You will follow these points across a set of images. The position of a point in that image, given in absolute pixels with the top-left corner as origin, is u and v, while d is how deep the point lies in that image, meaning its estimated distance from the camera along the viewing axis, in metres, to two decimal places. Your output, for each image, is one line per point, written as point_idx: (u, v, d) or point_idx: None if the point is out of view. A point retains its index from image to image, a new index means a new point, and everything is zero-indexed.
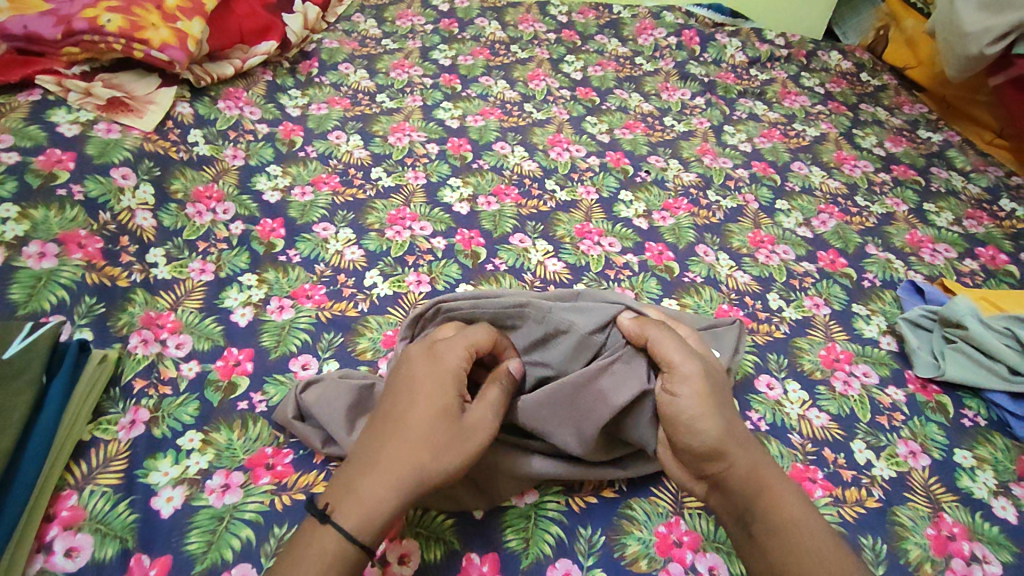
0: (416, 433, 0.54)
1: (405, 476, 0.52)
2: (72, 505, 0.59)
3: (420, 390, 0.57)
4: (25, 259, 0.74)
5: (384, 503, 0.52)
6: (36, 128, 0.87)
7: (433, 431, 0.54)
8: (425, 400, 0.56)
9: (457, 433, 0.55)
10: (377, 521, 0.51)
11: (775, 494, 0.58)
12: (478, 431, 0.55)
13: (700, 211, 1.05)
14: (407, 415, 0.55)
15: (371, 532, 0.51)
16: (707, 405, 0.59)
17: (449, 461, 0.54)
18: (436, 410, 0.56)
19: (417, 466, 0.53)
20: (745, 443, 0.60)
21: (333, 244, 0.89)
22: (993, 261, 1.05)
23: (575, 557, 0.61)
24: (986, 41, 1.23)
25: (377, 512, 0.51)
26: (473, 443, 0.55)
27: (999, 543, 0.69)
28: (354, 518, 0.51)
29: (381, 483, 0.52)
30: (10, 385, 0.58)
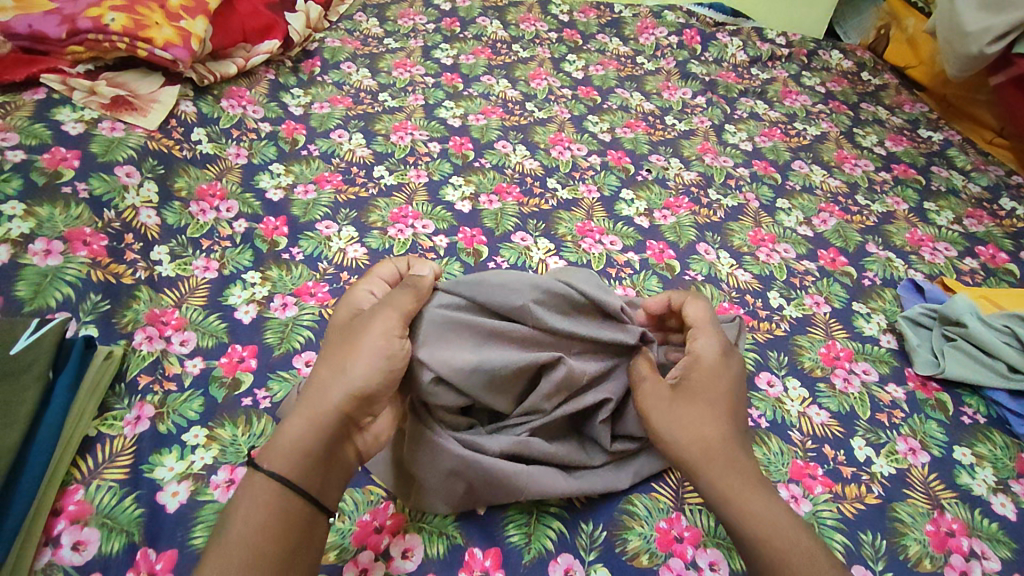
0: (322, 361, 0.60)
1: (311, 398, 0.57)
2: (79, 500, 0.59)
3: (330, 333, 0.63)
4: (31, 256, 0.75)
5: (296, 428, 0.55)
6: (41, 127, 0.88)
7: (332, 352, 0.60)
8: (332, 337, 0.62)
9: (350, 342, 0.59)
10: (289, 445, 0.55)
11: (755, 511, 0.56)
12: (367, 333, 0.59)
13: (701, 210, 1.05)
14: (321, 355, 0.61)
15: (286, 456, 0.54)
16: (672, 427, 0.60)
17: (347, 365, 0.57)
18: (337, 340, 0.61)
19: (320, 388, 0.57)
20: (722, 462, 0.59)
21: (335, 242, 0.89)
22: (994, 260, 1.06)
23: (577, 552, 0.62)
24: (986, 41, 1.24)
25: (290, 437, 0.55)
26: (366, 343, 0.58)
27: (999, 539, 0.69)
28: (273, 450, 0.55)
29: (296, 414, 0.56)
30: (18, 380, 0.59)
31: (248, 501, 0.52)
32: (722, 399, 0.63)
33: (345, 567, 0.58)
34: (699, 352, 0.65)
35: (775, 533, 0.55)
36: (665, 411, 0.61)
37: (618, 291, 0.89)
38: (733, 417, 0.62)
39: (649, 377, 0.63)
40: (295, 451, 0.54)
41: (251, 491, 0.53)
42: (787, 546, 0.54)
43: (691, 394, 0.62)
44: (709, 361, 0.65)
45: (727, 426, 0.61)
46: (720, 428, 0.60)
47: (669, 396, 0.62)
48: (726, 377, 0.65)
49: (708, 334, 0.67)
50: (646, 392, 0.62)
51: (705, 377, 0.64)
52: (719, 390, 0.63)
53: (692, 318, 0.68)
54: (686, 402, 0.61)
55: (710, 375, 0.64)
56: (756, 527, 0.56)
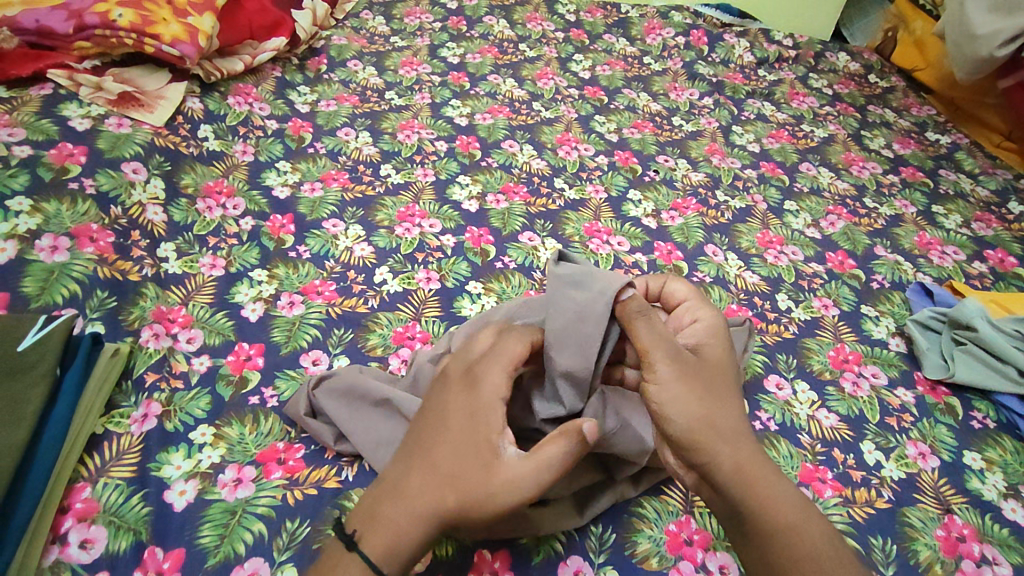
0: (438, 462, 0.53)
1: (425, 510, 0.51)
2: (86, 497, 0.59)
3: (456, 422, 0.54)
4: (38, 252, 0.74)
5: (405, 535, 0.51)
6: (47, 122, 0.87)
7: (463, 466, 0.52)
8: (457, 434, 0.53)
9: (488, 477, 0.50)
10: (399, 551, 0.51)
11: (769, 492, 0.53)
12: (515, 484, 0.49)
13: (709, 211, 1.05)
14: (439, 444, 0.54)
15: (392, 564, 0.51)
16: (683, 400, 0.55)
17: (480, 501, 0.50)
18: (467, 451, 0.52)
19: (440, 506, 0.51)
20: (733, 437, 0.55)
21: (342, 241, 0.89)
22: (1002, 264, 1.05)
23: (586, 555, 0.61)
24: (997, 44, 1.24)
25: (401, 544, 0.51)
26: (510, 494, 0.49)
27: (1009, 545, 0.69)
28: (377, 546, 0.51)
29: (406, 516, 0.51)
30: (25, 377, 0.59)
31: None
32: (727, 375, 0.59)
33: None
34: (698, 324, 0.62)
35: (791, 516, 0.52)
36: (675, 383, 0.55)
37: None
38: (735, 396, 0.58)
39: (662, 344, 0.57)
40: (398, 554, 0.51)
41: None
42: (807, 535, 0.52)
43: (699, 364, 0.58)
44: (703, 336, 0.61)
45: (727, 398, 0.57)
46: (728, 405, 0.57)
47: (678, 372, 0.56)
48: (724, 352, 0.61)
49: (699, 307, 0.64)
50: (660, 356, 0.56)
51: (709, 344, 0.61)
52: (720, 365, 0.59)
53: (679, 296, 0.66)
54: (692, 375, 0.57)
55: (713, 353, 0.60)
56: (773, 511, 0.52)
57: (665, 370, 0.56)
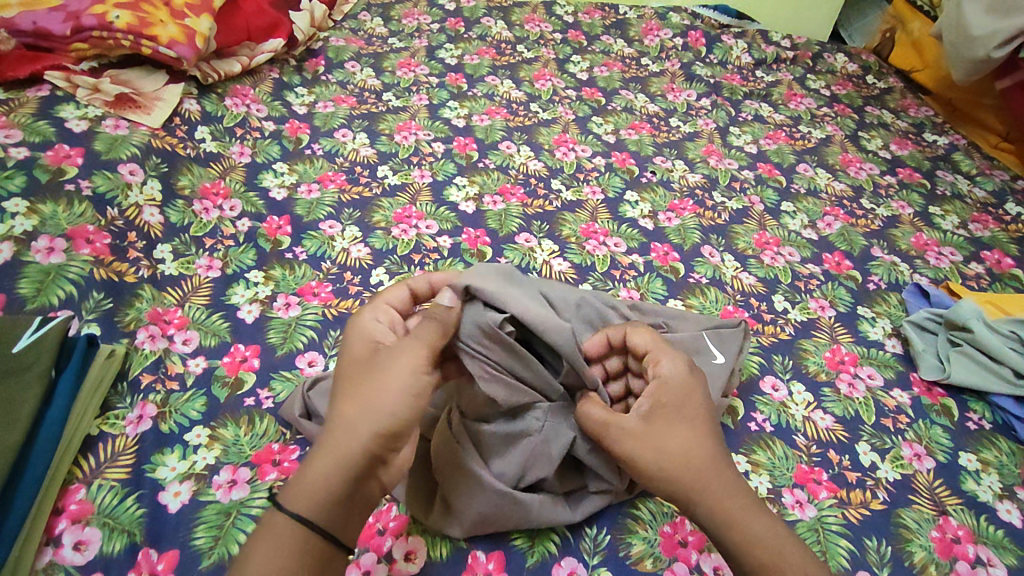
0: (343, 397, 0.54)
1: (336, 438, 0.52)
2: (80, 499, 0.59)
3: (347, 362, 0.57)
4: (34, 253, 0.74)
5: (320, 470, 0.50)
6: (44, 124, 0.88)
7: (355, 383, 0.54)
8: (348, 368, 0.57)
9: (374, 377, 0.54)
10: (317, 486, 0.50)
11: (751, 538, 0.53)
12: (394, 365, 0.54)
13: (706, 212, 1.05)
14: (338, 383, 0.56)
15: (310, 496, 0.50)
16: (650, 462, 0.55)
17: (375, 399, 0.52)
18: (355, 371, 0.55)
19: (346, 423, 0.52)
20: (705, 492, 0.54)
21: (339, 242, 0.89)
22: (999, 265, 1.05)
23: (580, 556, 0.61)
24: (993, 45, 1.24)
25: (316, 475, 0.50)
26: (394, 376, 0.53)
27: (1004, 546, 0.69)
28: (292, 485, 0.50)
29: (321, 457, 0.51)
30: (21, 378, 0.59)
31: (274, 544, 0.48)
32: (701, 421, 0.58)
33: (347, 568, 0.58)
34: (664, 373, 0.60)
35: (775, 559, 0.52)
36: (640, 442, 0.56)
37: (622, 293, 0.89)
38: (714, 437, 0.58)
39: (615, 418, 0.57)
40: (318, 483, 0.50)
41: (270, 527, 0.49)
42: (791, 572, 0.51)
43: (667, 417, 0.57)
44: (674, 380, 0.59)
45: (703, 450, 0.56)
46: (701, 454, 0.56)
47: (644, 428, 0.57)
48: (699, 395, 0.60)
49: (668, 352, 0.61)
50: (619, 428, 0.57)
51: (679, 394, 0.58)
52: (693, 414, 0.58)
53: (641, 346, 0.62)
54: (659, 429, 0.56)
55: (685, 396, 0.59)
56: (754, 555, 0.52)
57: (627, 441, 0.56)
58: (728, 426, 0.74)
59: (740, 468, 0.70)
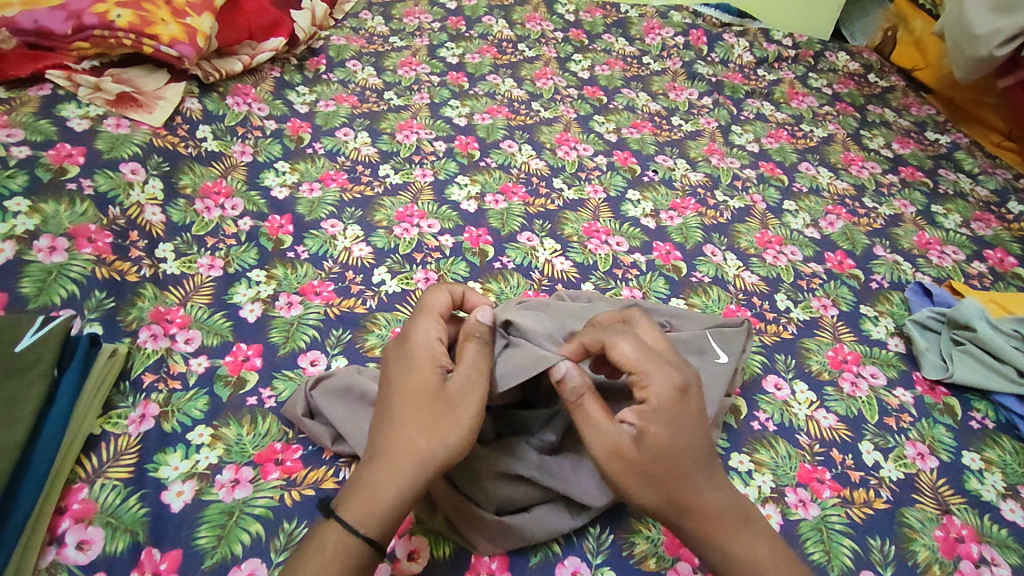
0: (405, 416, 0.54)
1: (404, 462, 0.52)
2: (83, 498, 0.59)
3: (401, 375, 0.57)
4: (36, 253, 0.74)
5: (389, 494, 0.51)
6: (46, 123, 0.88)
7: (423, 409, 0.54)
8: (406, 384, 0.56)
9: (445, 407, 0.55)
10: (385, 507, 0.51)
11: (741, 560, 0.54)
12: (464, 398, 0.55)
13: (708, 211, 1.05)
14: (393, 402, 0.56)
15: (379, 522, 0.50)
16: (643, 485, 0.53)
17: (447, 430, 0.53)
18: (418, 392, 0.55)
19: (415, 451, 0.53)
20: (699, 513, 0.54)
21: (341, 241, 0.89)
22: (1002, 263, 1.05)
23: (584, 555, 0.61)
24: (997, 43, 1.23)
25: (385, 500, 0.51)
26: (465, 410, 0.55)
27: (1008, 545, 0.69)
28: (360, 509, 0.50)
29: (388, 478, 0.52)
30: (23, 377, 0.59)
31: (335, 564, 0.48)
32: (691, 443, 0.55)
33: None
34: (652, 403, 0.55)
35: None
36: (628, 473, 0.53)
37: (624, 292, 0.89)
38: (703, 454, 0.55)
39: (606, 432, 0.54)
40: (388, 511, 0.51)
41: (334, 549, 0.49)
42: None
43: (665, 438, 0.54)
44: (669, 398, 0.55)
45: (696, 468, 0.54)
46: (697, 477, 0.54)
47: (639, 453, 0.54)
48: (687, 411, 0.56)
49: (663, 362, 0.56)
50: (611, 441, 0.54)
51: (675, 413, 0.55)
52: (689, 431, 0.55)
53: (625, 360, 0.56)
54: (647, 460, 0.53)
55: (678, 416, 0.55)
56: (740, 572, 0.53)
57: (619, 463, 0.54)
58: (730, 425, 0.74)
59: (743, 467, 0.70)
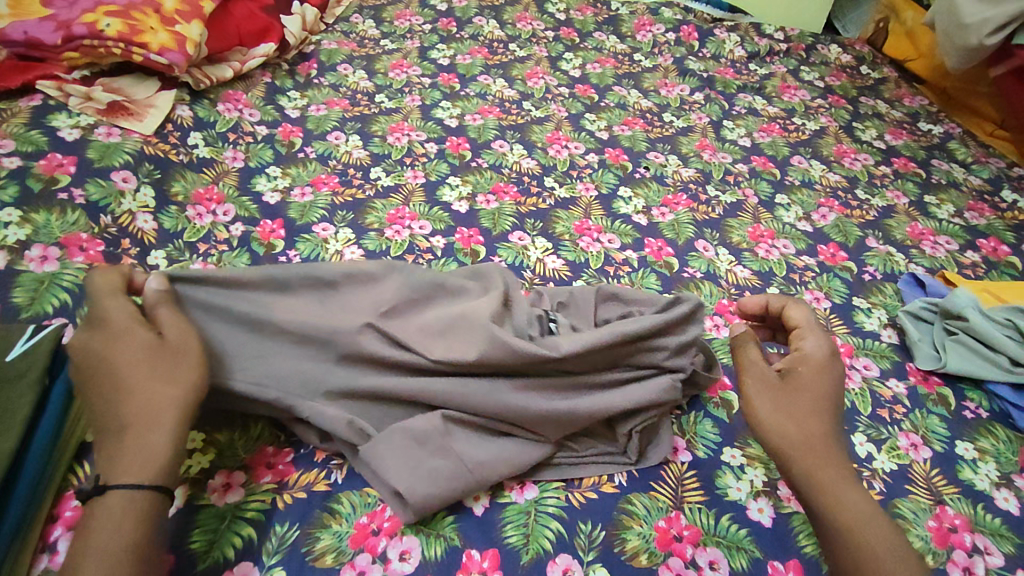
0: (135, 381, 0.55)
1: (157, 411, 0.54)
2: (76, 506, 0.59)
3: (117, 352, 0.57)
4: (28, 263, 0.75)
5: (157, 441, 0.53)
6: (37, 133, 0.88)
7: (156, 368, 0.56)
8: (126, 354, 0.56)
9: (170, 355, 0.57)
10: (157, 458, 0.52)
11: (836, 498, 0.57)
12: (188, 341, 0.59)
13: (699, 207, 1.05)
14: (118, 375, 0.55)
15: (153, 469, 0.52)
16: (769, 413, 0.63)
17: (183, 374, 0.57)
18: (142, 356, 0.56)
19: (165, 400, 0.55)
20: (812, 446, 0.60)
21: (332, 244, 0.89)
22: (995, 253, 1.05)
23: (575, 552, 0.61)
24: (986, 32, 1.23)
25: (153, 452, 0.53)
26: (190, 350, 0.59)
27: (1002, 535, 0.69)
28: (131, 468, 0.51)
29: (142, 432, 0.53)
30: (13, 387, 0.59)
31: (122, 517, 0.49)
32: (824, 402, 0.63)
33: (342, 570, 0.58)
34: (806, 351, 0.67)
35: (856, 518, 0.56)
36: (769, 400, 0.63)
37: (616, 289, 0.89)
38: (835, 417, 0.63)
39: (754, 368, 0.66)
40: (162, 454, 0.53)
41: (120, 512, 0.50)
42: (868, 538, 0.55)
43: (795, 384, 0.64)
44: (813, 357, 0.66)
45: (823, 413, 0.62)
46: (820, 423, 0.62)
47: (775, 385, 0.64)
48: (836, 379, 0.65)
49: (813, 333, 0.68)
50: (753, 375, 0.65)
51: (815, 371, 0.65)
52: (824, 383, 0.64)
53: (795, 320, 0.70)
54: (789, 395, 0.63)
55: (818, 373, 0.65)
56: (836, 510, 0.57)
57: (753, 390, 0.65)
58: (722, 420, 0.74)
59: (735, 461, 0.71)
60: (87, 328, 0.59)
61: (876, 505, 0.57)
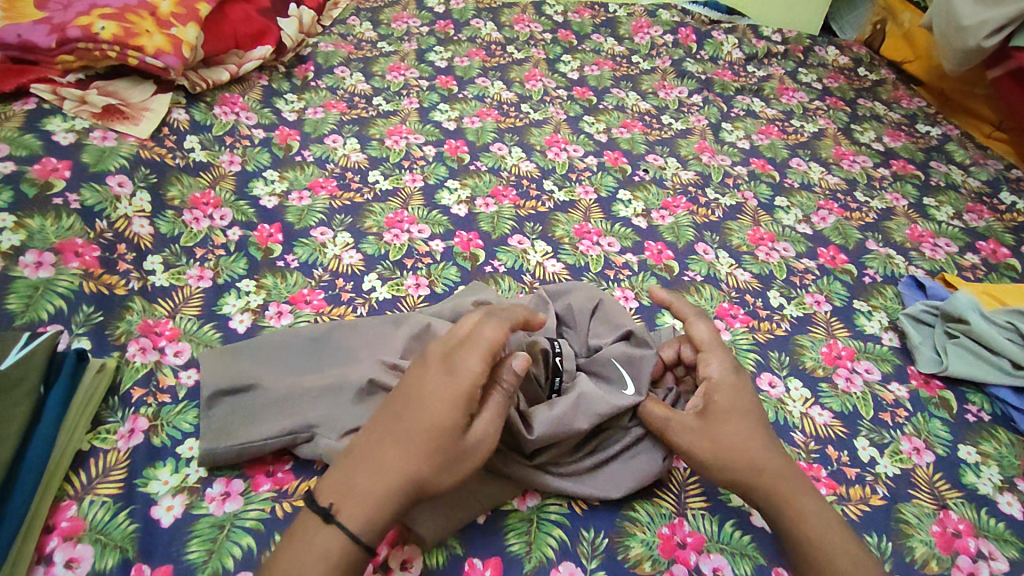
0: (402, 443, 0.53)
1: (405, 485, 0.52)
2: (72, 516, 0.58)
3: (427, 407, 0.54)
4: (22, 269, 0.74)
5: (387, 511, 0.52)
6: (32, 137, 0.87)
7: (438, 451, 0.53)
8: (421, 416, 0.54)
9: (456, 449, 0.53)
10: (377, 526, 0.51)
11: (795, 513, 0.59)
12: (480, 444, 0.54)
13: (699, 210, 1.04)
14: (405, 432, 0.53)
15: (370, 535, 0.51)
16: (707, 454, 0.60)
17: (449, 468, 0.53)
18: (436, 428, 0.53)
19: (414, 480, 0.52)
20: (755, 469, 0.60)
21: (331, 249, 0.89)
22: (995, 255, 1.05)
23: (578, 560, 0.61)
24: (983, 34, 1.23)
25: (377, 519, 0.51)
26: (474, 450, 0.54)
27: (1005, 539, 0.68)
28: (355, 521, 0.50)
29: (375, 486, 0.52)
30: (8, 396, 0.58)
31: (326, 564, 0.49)
32: (748, 421, 0.63)
33: None
34: (714, 376, 0.65)
35: (820, 534, 0.57)
36: (702, 442, 0.61)
37: (616, 293, 0.89)
38: (763, 429, 0.63)
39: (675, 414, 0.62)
40: (377, 524, 0.51)
41: (333, 553, 0.49)
42: (833, 547, 0.56)
43: (718, 414, 0.62)
44: (723, 380, 0.65)
45: (752, 431, 0.62)
46: (755, 444, 0.61)
47: (700, 425, 0.62)
48: (746, 392, 0.65)
49: (716, 354, 0.66)
50: (677, 419, 0.62)
51: (725, 396, 0.64)
52: (743, 404, 0.64)
53: (700, 340, 0.67)
54: (716, 429, 0.61)
55: (730, 402, 0.63)
56: (800, 526, 0.58)
57: (681, 437, 0.61)
58: None
59: None
60: (445, 354, 0.57)
61: (824, 503, 0.60)
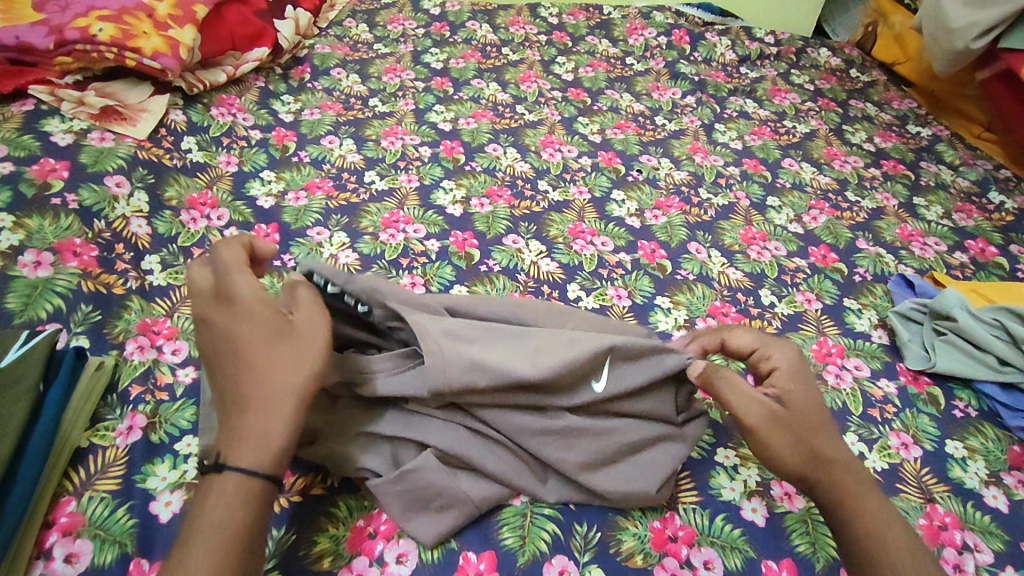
0: (250, 367, 0.53)
1: (280, 400, 0.52)
2: (71, 511, 0.59)
3: (241, 331, 0.54)
4: (21, 268, 0.75)
5: (277, 427, 0.51)
6: (30, 138, 0.88)
7: (280, 353, 0.54)
8: (248, 335, 0.54)
9: (293, 341, 0.55)
10: (275, 447, 0.51)
11: (856, 508, 0.59)
12: (313, 327, 0.56)
13: (692, 209, 1.06)
14: (246, 358, 0.53)
15: (271, 461, 0.50)
16: (779, 443, 0.61)
17: (301, 360, 0.54)
18: (267, 338, 0.54)
19: (287, 389, 0.52)
20: (823, 461, 0.60)
21: (327, 248, 0.89)
22: (983, 254, 1.07)
23: (571, 554, 0.62)
24: (972, 36, 1.24)
25: (273, 440, 0.51)
26: (315, 338, 0.55)
27: (991, 532, 0.70)
28: (248, 455, 0.50)
29: (268, 415, 0.51)
30: (8, 393, 0.58)
31: (228, 504, 0.48)
32: (819, 415, 0.62)
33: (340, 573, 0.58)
34: (782, 368, 0.64)
35: (878, 528, 0.58)
36: (775, 427, 0.61)
37: (610, 291, 0.90)
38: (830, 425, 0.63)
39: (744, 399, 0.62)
40: (273, 445, 0.51)
41: (232, 494, 0.48)
42: (890, 544, 0.57)
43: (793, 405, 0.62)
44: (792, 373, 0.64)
45: (822, 424, 0.62)
46: (825, 437, 0.61)
47: (775, 411, 0.62)
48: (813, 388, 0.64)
49: (776, 347, 0.66)
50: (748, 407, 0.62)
51: (797, 387, 0.63)
52: (811, 398, 0.63)
53: (746, 344, 0.67)
54: (789, 417, 0.61)
55: (798, 396, 0.63)
56: (860, 521, 0.58)
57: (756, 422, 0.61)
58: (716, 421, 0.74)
59: (729, 462, 0.71)
60: (213, 295, 0.56)
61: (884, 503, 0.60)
